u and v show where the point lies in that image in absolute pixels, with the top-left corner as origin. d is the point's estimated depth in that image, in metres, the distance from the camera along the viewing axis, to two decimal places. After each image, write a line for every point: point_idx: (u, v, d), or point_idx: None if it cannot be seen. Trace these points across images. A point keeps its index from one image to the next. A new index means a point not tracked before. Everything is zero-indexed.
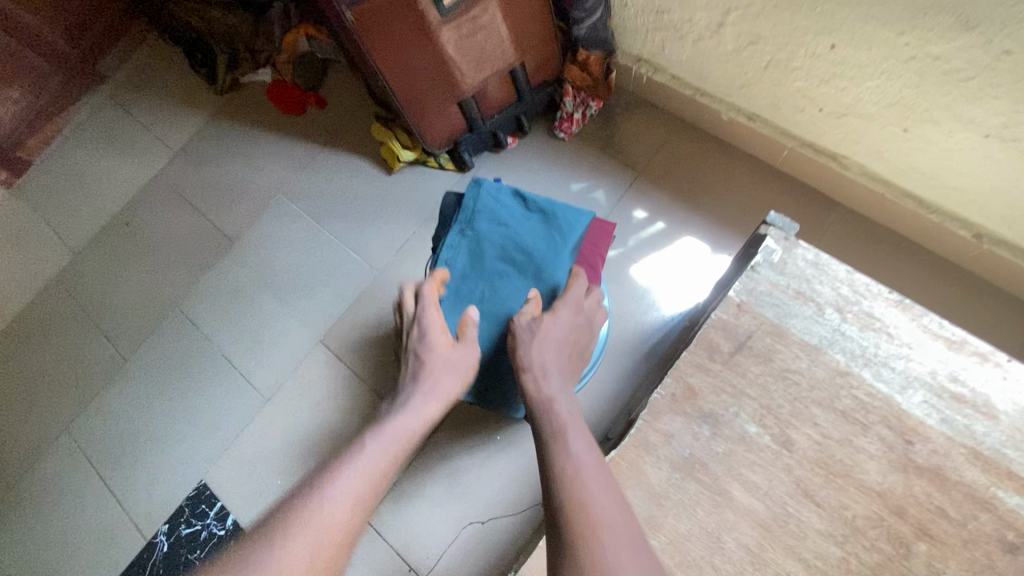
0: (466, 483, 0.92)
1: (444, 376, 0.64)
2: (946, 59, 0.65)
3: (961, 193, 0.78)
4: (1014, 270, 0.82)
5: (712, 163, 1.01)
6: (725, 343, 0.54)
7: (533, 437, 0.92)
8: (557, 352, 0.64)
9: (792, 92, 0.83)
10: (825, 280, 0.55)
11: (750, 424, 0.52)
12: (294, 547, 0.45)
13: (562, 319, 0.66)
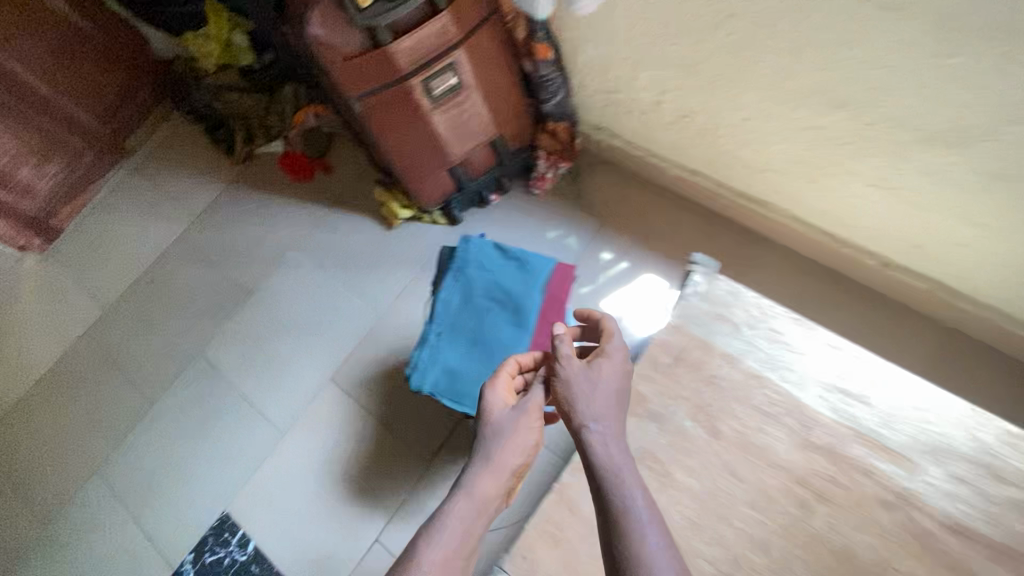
0: None
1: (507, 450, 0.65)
2: (829, 128, 0.84)
3: (862, 229, 0.95)
4: (914, 291, 0.99)
5: (665, 211, 1.20)
6: (665, 355, 0.70)
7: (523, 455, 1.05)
8: (603, 397, 0.62)
9: (723, 152, 1.02)
10: (739, 304, 0.71)
11: (686, 420, 0.66)
12: None
13: (613, 363, 0.64)
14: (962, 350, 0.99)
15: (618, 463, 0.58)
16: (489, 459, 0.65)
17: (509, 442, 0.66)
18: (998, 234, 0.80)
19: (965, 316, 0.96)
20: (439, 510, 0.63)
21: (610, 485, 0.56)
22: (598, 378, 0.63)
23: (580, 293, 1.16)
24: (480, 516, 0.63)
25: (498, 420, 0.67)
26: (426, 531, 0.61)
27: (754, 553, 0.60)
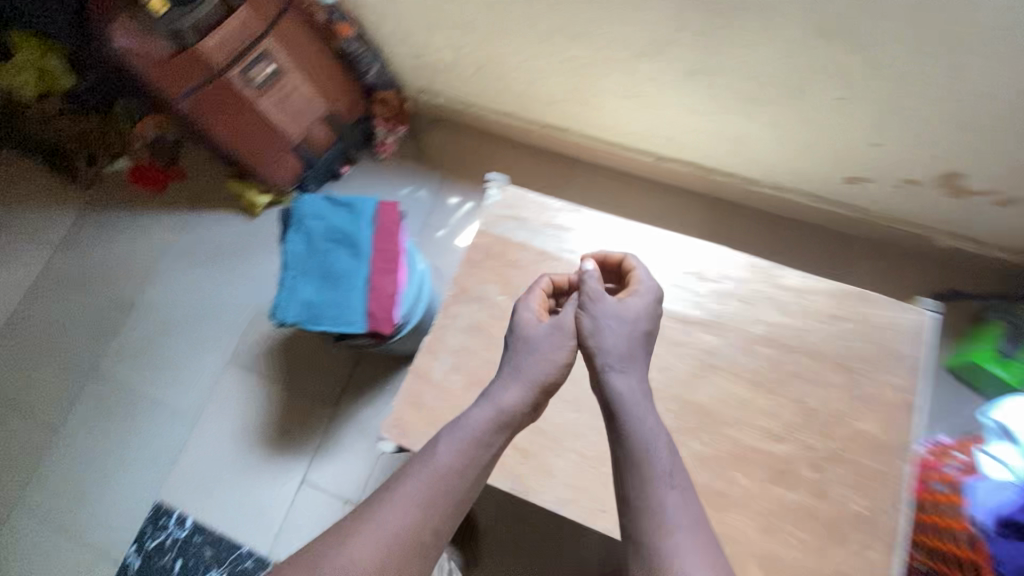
0: (372, 425, 1.21)
1: (539, 362, 0.72)
2: (579, 58, 1.08)
3: (632, 135, 1.22)
4: (683, 174, 1.27)
5: (495, 152, 1.41)
6: (477, 254, 0.93)
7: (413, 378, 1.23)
8: (629, 331, 0.72)
9: (519, 92, 1.24)
10: (524, 204, 0.95)
11: (498, 295, 0.90)
12: (405, 506, 0.62)
13: (640, 300, 0.75)
14: (727, 211, 1.29)
15: (640, 407, 0.67)
16: (520, 371, 0.71)
17: (540, 357, 0.72)
18: (709, 116, 1.08)
19: (720, 186, 1.26)
20: (471, 415, 0.69)
21: (634, 432, 0.65)
22: (628, 314, 0.73)
23: (438, 236, 1.35)
24: (502, 427, 0.69)
25: (533, 336, 0.74)
26: (456, 432, 0.68)
27: None
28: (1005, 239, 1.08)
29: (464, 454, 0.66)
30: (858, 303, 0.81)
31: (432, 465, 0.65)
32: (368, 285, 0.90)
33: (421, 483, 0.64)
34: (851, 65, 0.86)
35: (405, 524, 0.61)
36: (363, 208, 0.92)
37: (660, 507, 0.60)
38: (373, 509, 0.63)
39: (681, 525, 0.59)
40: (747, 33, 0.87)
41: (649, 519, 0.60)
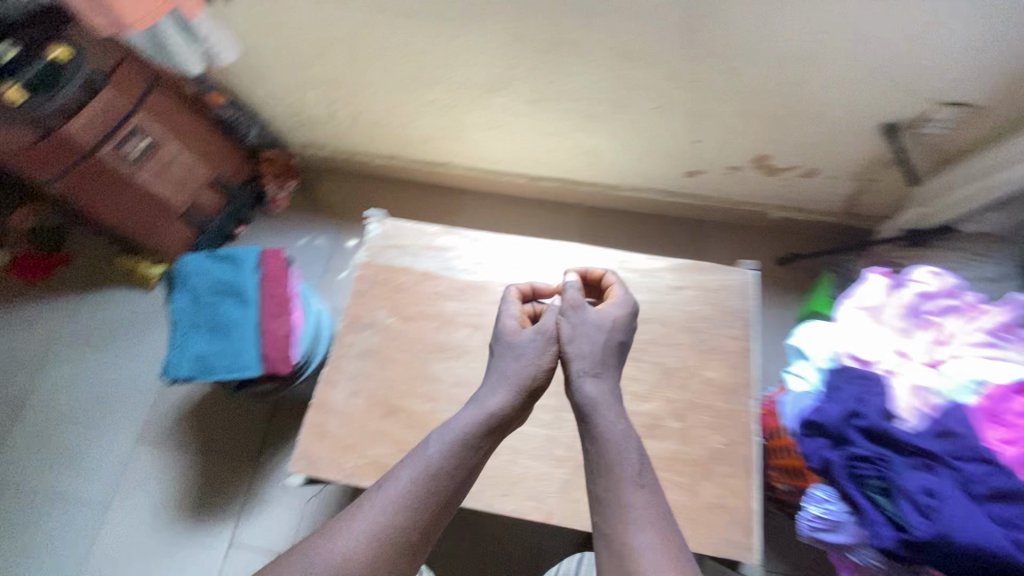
0: None
1: (522, 366, 0.76)
2: (440, 98, 1.20)
3: (504, 159, 1.35)
4: (556, 188, 1.42)
5: (386, 192, 1.50)
6: (364, 284, 0.99)
7: None
8: (604, 339, 0.77)
9: (396, 135, 1.35)
10: (403, 233, 1.03)
11: (388, 319, 0.96)
12: (389, 503, 0.63)
13: (615, 308, 0.82)
14: (600, 215, 1.45)
15: (610, 408, 0.70)
16: (506, 376, 0.75)
17: (524, 362, 0.77)
18: (562, 134, 1.23)
19: (589, 194, 1.41)
20: (459, 417, 0.71)
21: (602, 432, 0.68)
22: (605, 320, 0.80)
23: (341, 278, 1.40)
24: (486, 431, 0.70)
25: (516, 339, 0.80)
26: (443, 432, 0.69)
27: (446, 374, 0.91)
28: (819, 205, 1.29)
29: (450, 456, 0.67)
30: (696, 275, 0.96)
31: (417, 467, 0.66)
32: (255, 328, 0.95)
33: (404, 484, 0.64)
34: (658, 78, 1.02)
35: (384, 527, 0.61)
36: (243, 257, 0.98)
37: (630, 505, 0.63)
38: (351, 515, 0.63)
39: (648, 523, 0.61)
40: (570, 62, 1.02)
41: (616, 518, 0.63)
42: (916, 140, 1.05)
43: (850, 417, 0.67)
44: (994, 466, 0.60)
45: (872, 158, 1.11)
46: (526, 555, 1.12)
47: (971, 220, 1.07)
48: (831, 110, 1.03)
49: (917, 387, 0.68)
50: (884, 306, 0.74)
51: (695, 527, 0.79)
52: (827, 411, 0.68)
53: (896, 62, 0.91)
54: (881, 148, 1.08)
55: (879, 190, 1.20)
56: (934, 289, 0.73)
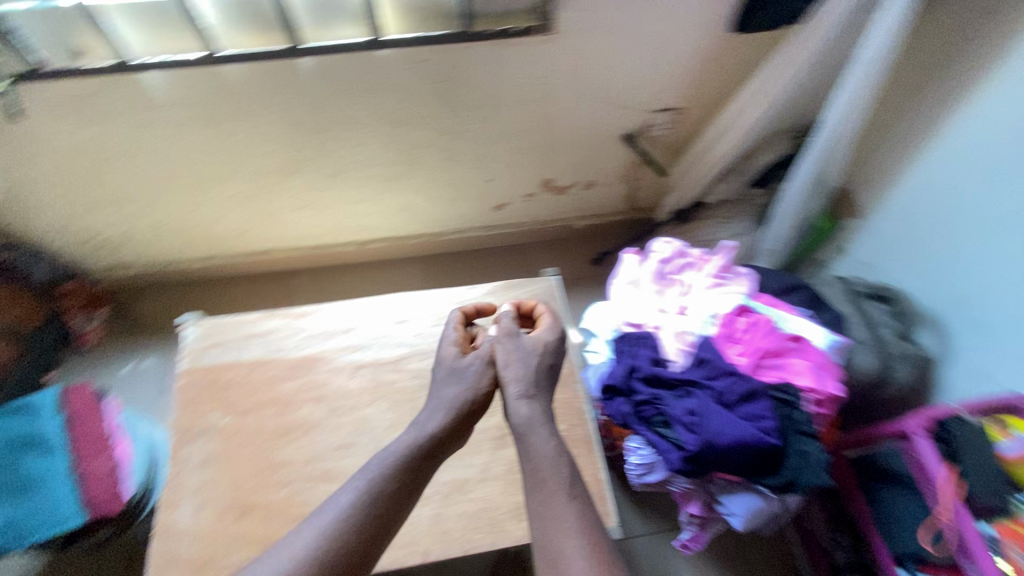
0: None
1: (460, 391, 0.83)
2: (239, 193, 1.23)
3: (325, 233, 1.41)
4: (385, 248, 1.50)
5: (215, 293, 1.46)
6: (190, 391, 0.96)
7: None
8: (537, 363, 0.85)
9: (207, 235, 1.33)
10: (222, 329, 1.02)
11: (222, 418, 0.94)
12: (321, 524, 0.71)
13: (542, 335, 0.89)
14: (436, 261, 1.55)
15: (544, 427, 0.79)
16: (444, 402, 0.82)
17: (461, 390, 0.83)
18: (371, 199, 1.31)
19: (419, 245, 1.52)
20: (405, 441, 0.78)
21: (532, 450, 0.77)
22: (535, 347, 0.87)
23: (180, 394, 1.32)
24: (424, 455, 0.78)
25: (455, 366, 0.86)
26: (387, 458, 0.77)
27: (295, 453, 0.91)
28: (609, 208, 1.51)
29: (391, 478, 0.75)
30: (508, 291, 1.09)
31: (361, 488, 0.74)
32: (68, 470, 0.92)
33: (347, 508, 0.72)
34: (432, 135, 1.16)
35: (323, 550, 0.68)
36: (41, 403, 0.95)
37: (556, 507, 0.72)
38: (288, 543, 0.70)
39: (571, 525, 0.70)
40: (350, 136, 1.12)
41: (548, 525, 0.71)
42: (652, 142, 1.29)
43: (631, 373, 0.81)
44: (734, 375, 0.77)
45: (628, 162, 1.35)
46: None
47: (712, 193, 1.33)
48: (581, 132, 1.23)
49: (675, 332, 0.84)
50: (640, 277, 0.91)
51: None
52: (615, 374, 0.82)
53: (608, 88, 1.13)
54: (630, 153, 1.32)
55: (646, 185, 1.44)
56: (668, 254, 0.91)
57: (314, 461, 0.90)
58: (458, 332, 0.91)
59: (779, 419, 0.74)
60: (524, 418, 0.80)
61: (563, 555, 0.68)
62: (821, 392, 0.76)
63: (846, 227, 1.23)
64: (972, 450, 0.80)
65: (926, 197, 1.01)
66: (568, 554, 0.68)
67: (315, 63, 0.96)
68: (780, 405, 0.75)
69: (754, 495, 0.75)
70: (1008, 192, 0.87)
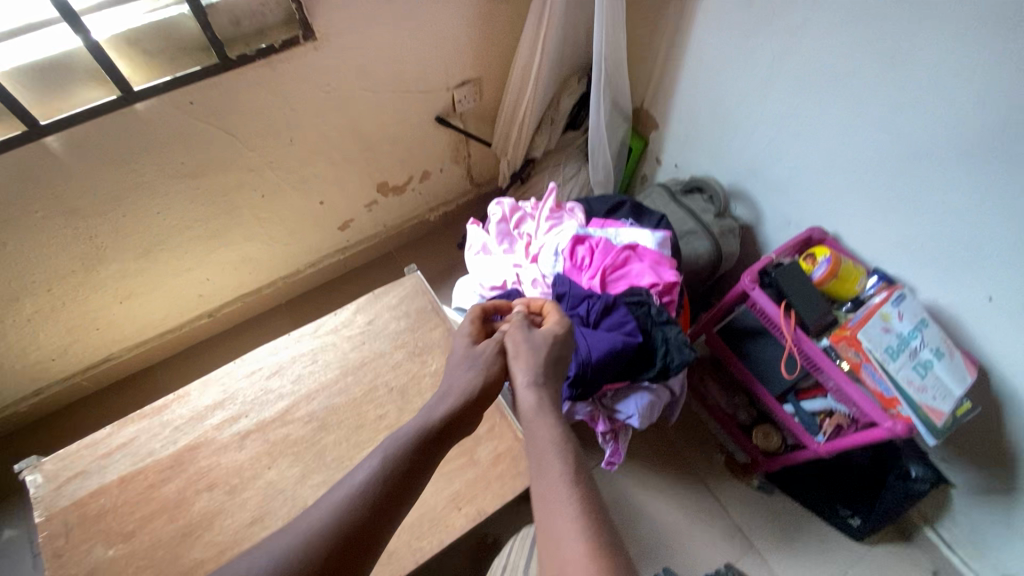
0: None
1: (467, 377, 0.75)
2: (41, 308, 1.07)
3: (167, 315, 1.28)
4: (242, 308, 1.40)
5: (61, 425, 1.27)
6: (58, 539, 0.83)
7: None
8: (550, 354, 0.74)
9: (20, 368, 1.15)
10: (75, 458, 0.89)
11: (108, 550, 0.82)
12: (292, 535, 0.59)
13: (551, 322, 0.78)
14: (301, 303, 1.48)
15: (550, 416, 0.69)
16: (450, 390, 0.74)
17: (466, 377, 0.75)
18: (203, 263, 1.21)
19: (276, 292, 1.43)
20: (418, 419, 0.71)
21: (534, 441, 0.66)
22: (544, 334, 0.76)
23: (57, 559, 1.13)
24: (431, 440, 0.69)
25: (464, 354, 0.78)
26: (396, 440, 0.69)
27: (206, 550, 0.83)
28: (452, 193, 1.54)
29: (398, 459, 0.66)
30: (375, 303, 1.08)
31: (366, 469, 0.65)
32: None
33: (343, 494, 0.62)
34: (241, 175, 1.09)
35: (303, 545, 0.58)
36: None
37: (554, 492, 0.60)
38: (264, 545, 0.59)
39: (571, 510, 0.58)
40: (146, 204, 1.02)
41: (548, 517, 0.59)
42: (464, 118, 1.33)
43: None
44: (592, 297, 0.84)
45: (451, 143, 1.38)
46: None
47: (537, 147, 1.41)
48: (394, 129, 1.23)
49: (532, 280, 0.89)
50: (487, 242, 0.95)
51: (494, 484, 0.90)
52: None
53: (400, 78, 1.14)
54: (449, 134, 1.35)
55: (477, 161, 1.49)
56: (503, 213, 0.96)
57: (232, 546, 0.83)
58: (473, 322, 0.82)
59: (638, 318, 0.83)
60: (529, 406, 0.70)
61: (564, 551, 0.55)
62: (663, 284, 0.85)
63: (651, 141, 1.37)
64: (789, 282, 0.94)
65: (699, 94, 1.17)
66: (570, 549, 0.54)
67: (67, 138, 0.86)
68: (636, 307, 0.84)
69: (643, 393, 0.83)
70: (750, 70, 1.03)
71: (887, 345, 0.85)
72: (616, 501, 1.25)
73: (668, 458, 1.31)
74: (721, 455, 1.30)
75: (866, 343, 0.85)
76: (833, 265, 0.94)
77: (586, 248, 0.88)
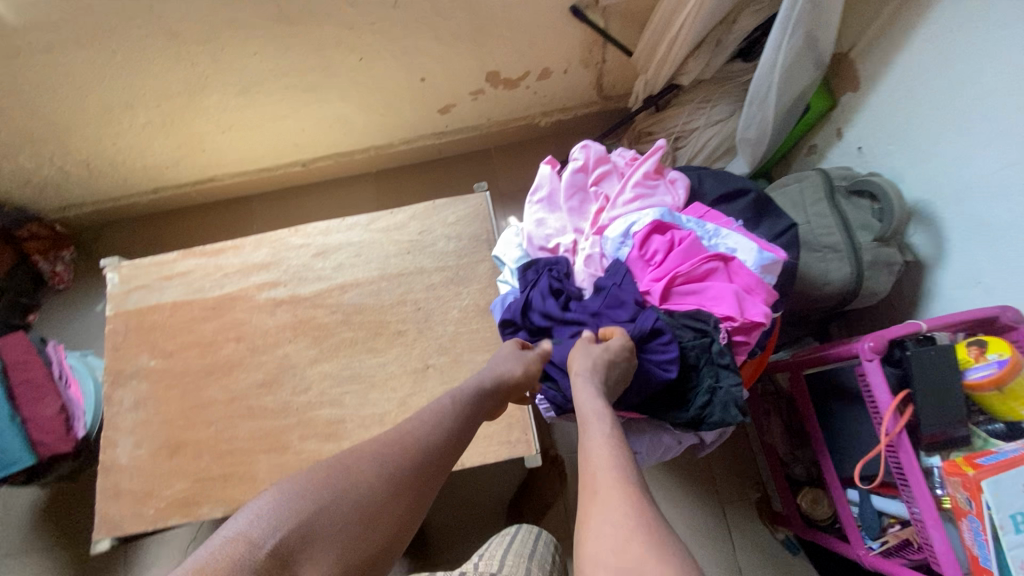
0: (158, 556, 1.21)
1: (508, 369, 0.67)
2: (153, 120, 1.14)
3: (265, 156, 1.33)
4: (334, 167, 1.42)
5: (177, 225, 1.47)
6: (119, 335, 0.96)
7: (173, 529, 1.23)
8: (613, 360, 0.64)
9: (142, 168, 1.28)
10: (143, 270, 0.99)
11: (150, 360, 0.94)
12: (325, 476, 0.55)
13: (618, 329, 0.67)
14: (389, 177, 1.47)
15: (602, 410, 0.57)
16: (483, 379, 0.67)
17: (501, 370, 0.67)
18: (299, 113, 1.20)
19: (368, 159, 1.41)
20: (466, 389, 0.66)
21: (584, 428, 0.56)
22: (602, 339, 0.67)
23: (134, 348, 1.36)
24: (486, 399, 0.66)
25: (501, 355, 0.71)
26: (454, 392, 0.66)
27: (220, 393, 0.91)
28: (574, 100, 1.32)
29: (434, 427, 0.61)
30: (433, 213, 0.99)
31: (420, 421, 0.62)
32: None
33: (405, 435, 0.60)
34: (338, 32, 1.00)
35: (361, 485, 0.55)
36: None
37: (603, 483, 0.49)
38: (344, 470, 0.56)
39: (621, 507, 0.46)
40: (242, 40, 0.98)
41: (591, 509, 0.48)
42: (608, 15, 1.06)
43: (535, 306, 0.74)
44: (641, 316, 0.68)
45: (584, 41, 1.13)
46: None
47: (688, 73, 1.11)
48: (516, 12, 1.02)
49: (586, 256, 0.74)
50: (554, 191, 0.78)
51: (480, 443, 0.86)
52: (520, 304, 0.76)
53: None
54: (584, 31, 1.10)
55: (612, 69, 1.23)
56: (585, 162, 0.76)
57: (240, 396, 0.91)
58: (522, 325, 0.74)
59: (690, 351, 0.65)
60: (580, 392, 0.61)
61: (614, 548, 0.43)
62: (742, 321, 0.64)
63: (841, 105, 1.01)
64: (921, 372, 0.69)
65: (909, 74, 0.85)
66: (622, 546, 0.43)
67: None
68: (695, 337, 0.66)
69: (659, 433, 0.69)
70: (1007, 40, 0.69)
71: (1017, 510, 0.61)
72: None
73: (695, 471, 1.18)
74: (755, 493, 1.16)
75: (986, 496, 0.61)
76: (1003, 373, 0.67)
77: (664, 239, 0.68)
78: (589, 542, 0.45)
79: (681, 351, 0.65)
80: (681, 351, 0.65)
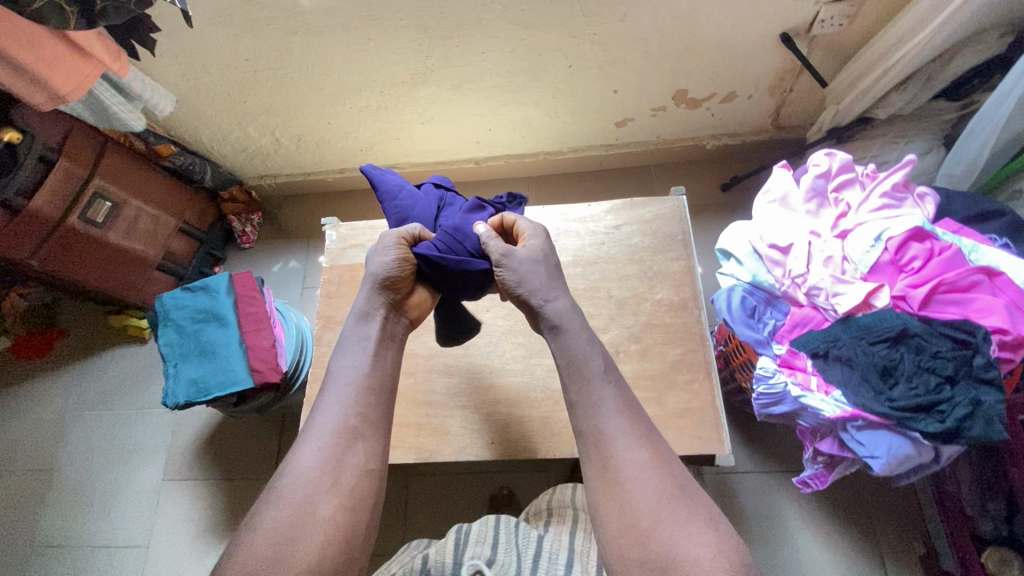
0: None
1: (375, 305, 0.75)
2: (371, 104, 1.27)
3: (448, 151, 1.46)
4: (501, 167, 1.54)
5: (353, 204, 1.64)
6: (334, 285, 1.05)
7: None
8: (546, 269, 0.74)
9: (340, 147, 1.44)
10: (360, 232, 1.09)
11: None
12: (269, 511, 0.62)
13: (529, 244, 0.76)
14: (548, 181, 1.57)
15: (579, 323, 0.71)
16: (354, 318, 0.75)
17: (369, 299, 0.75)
18: (494, 113, 1.31)
19: (533, 163, 1.52)
20: (360, 375, 0.71)
21: (577, 368, 0.68)
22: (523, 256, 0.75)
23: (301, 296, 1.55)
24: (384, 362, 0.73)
25: (379, 271, 0.75)
26: (348, 379, 0.70)
27: (422, 349, 0.98)
28: (746, 126, 1.36)
29: (359, 404, 0.69)
30: (632, 210, 1.04)
31: (328, 420, 0.67)
32: (231, 324, 1.02)
33: (327, 429, 0.67)
34: (561, 38, 1.08)
35: (295, 513, 0.61)
36: (213, 281, 1.05)
37: (602, 425, 0.65)
38: (257, 521, 0.62)
39: (624, 434, 0.64)
40: (478, 40, 1.09)
41: (598, 451, 0.64)
42: (814, 43, 1.09)
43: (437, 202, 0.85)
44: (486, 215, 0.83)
45: (780, 68, 1.17)
46: (531, 491, 1.23)
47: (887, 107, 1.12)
48: (728, 35, 1.08)
49: (826, 257, 0.74)
50: (789, 195, 0.81)
51: (671, 431, 0.86)
52: (409, 207, 0.83)
53: None
54: (786, 57, 1.13)
55: (795, 99, 1.26)
56: (829, 169, 0.79)
57: (439, 353, 0.97)
58: (392, 240, 0.76)
59: (952, 362, 0.64)
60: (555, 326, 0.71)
61: (622, 475, 0.62)
62: (1014, 337, 0.64)
63: None
64: None
65: None
66: (626, 474, 0.62)
67: None
68: (956, 346, 0.65)
69: (903, 440, 0.67)
70: None
71: None
72: (761, 514, 1.13)
73: (850, 510, 1.12)
74: (920, 547, 1.08)
75: None
76: None
77: (924, 248, 0.70)
78: (598, 480, 0.63)
79: (938, 360, 0.65)
80: (939, 360, 0.65)
